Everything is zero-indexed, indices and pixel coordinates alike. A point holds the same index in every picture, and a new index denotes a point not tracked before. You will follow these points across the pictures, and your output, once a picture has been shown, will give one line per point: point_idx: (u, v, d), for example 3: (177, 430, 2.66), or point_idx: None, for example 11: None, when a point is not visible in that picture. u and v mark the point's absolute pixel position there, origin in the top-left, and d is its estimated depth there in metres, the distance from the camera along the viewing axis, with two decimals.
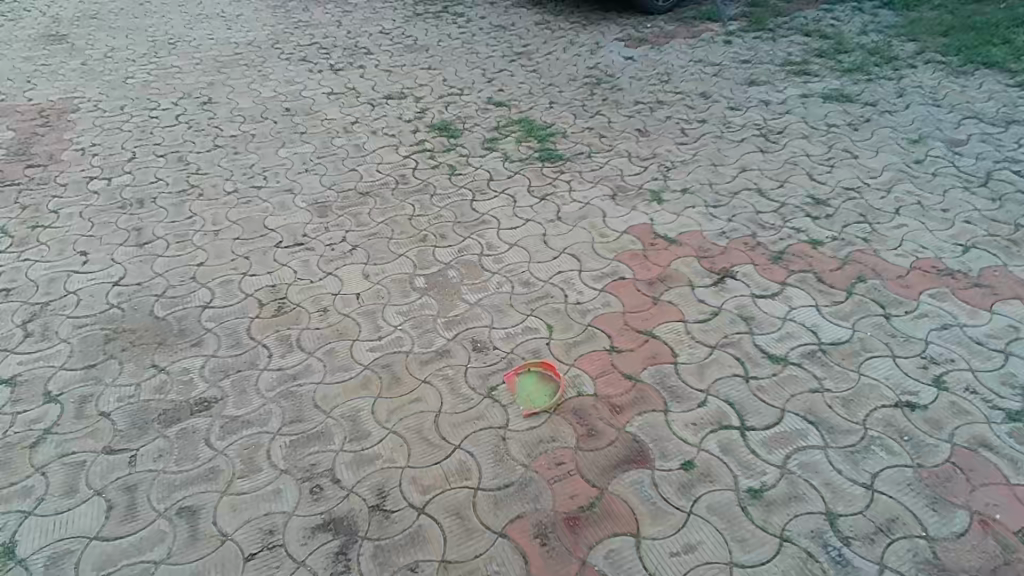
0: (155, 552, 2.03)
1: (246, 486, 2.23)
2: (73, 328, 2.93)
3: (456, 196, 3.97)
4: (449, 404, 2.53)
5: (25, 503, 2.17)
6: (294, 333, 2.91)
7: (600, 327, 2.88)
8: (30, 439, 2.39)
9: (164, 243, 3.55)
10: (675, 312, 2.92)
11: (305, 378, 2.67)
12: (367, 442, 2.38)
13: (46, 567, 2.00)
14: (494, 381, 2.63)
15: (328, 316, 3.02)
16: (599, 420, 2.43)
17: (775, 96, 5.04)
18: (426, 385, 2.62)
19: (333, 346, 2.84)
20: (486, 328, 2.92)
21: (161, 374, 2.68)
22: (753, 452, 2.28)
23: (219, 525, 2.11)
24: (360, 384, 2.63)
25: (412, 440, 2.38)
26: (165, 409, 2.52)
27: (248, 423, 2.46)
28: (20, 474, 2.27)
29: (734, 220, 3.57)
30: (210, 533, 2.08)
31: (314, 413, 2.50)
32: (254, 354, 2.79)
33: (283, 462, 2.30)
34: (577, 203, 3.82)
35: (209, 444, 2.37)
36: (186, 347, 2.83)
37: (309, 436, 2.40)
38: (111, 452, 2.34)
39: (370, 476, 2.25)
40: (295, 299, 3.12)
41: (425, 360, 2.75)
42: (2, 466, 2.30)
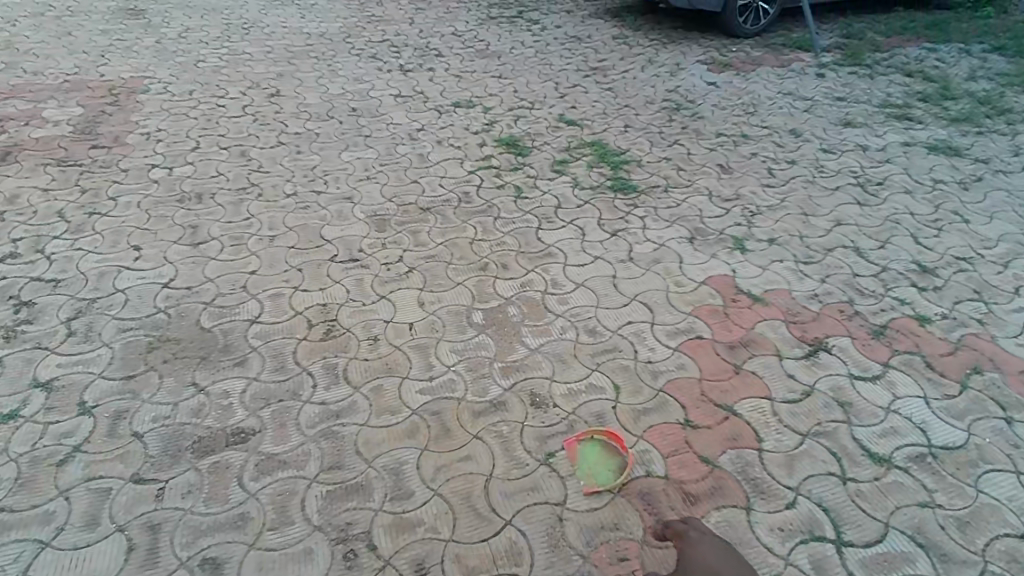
0: None
1: (275, 540, 2.02)
2: (116, 332, 2.81)
3: (522, 221, 3.73)
4: (501, 468, 2.29)
5: (44, 532, 2.02)
6: (341, 362, 2.72)
7: (672, 394, 2.60)
8: (59, 456, 2.25)
9: (218, 245, 3.43)
10: (759, 387, 2.62)
11: (349, 417, 2.47)
12: (409, 504, 2.15)
13: None
14: (553, 446, 2.38)
15: (378, 347, 2.82)
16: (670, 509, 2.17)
17: (873, 141, 4.64)
18: (478, 441, 2.39)
19: (381, 383, 2.64)
20: (547, 380, 2.67)
21: (200, 395, 2.52)
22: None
23: None
24: (408, 431, 2.42)
25: (459, 506, 2.15)
26: (199, 437, 2.35)
27: (284, 464, 2.26)
28: (43, 497, 2.12)
29: (828, 282, 3.23)
30: None
31: (354, 460, 2.29)
32: (299, 383, 2.61)
33: (317, 517, 2.09)
34: (652, 242, 3.54)
35: (242, 485, 2.18)
36: (228, 365, 2.68)
37: (348, 488, 2.19)
38: (140, 481, 2.17)
39: (410, 546, 2.03)
40: (346, 323, 2.95)
41: (479, 411, 2.52)
42: (26, 484, 2.16)
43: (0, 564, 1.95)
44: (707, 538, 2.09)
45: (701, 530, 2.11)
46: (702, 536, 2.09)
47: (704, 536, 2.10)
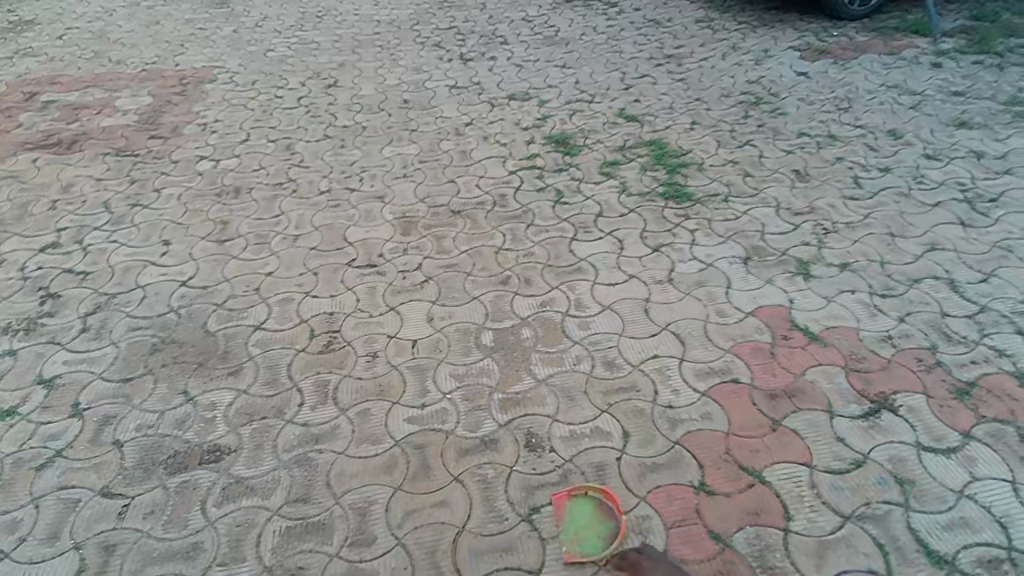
0: None
1: None
2: (126, 330, 2.83)
3: (556, 230, 3.42)
4: (476, 521, 2.04)
5: (8, 540, 2.02)
6: (334, 380, 2.58)
7: (690, 449, 2.23)
8: (40, 460, 2.26)
9: (242, 242, 3.39)
10: (798, 450, 2.20)
11: (328, 444, 2.31)
12: (368, 553, 1.97)
13: None
14: (539, 500, 2.10)
15: (375, 365, 2.65)
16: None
17: (991, 146, 3.90)
18: (457, 486, 2.15)
19: (370, 407, 2.46)
20: (548, 419, 2.38)
21: (187, 405, 2.47)
22: None
23: None
24: (385, 466, 2.22)
25: (420, 562, 1.94)
26: (175, 452, 2.28)
27: (250, 491, 2.14)
28: (16, 502, 2.13)
29: (908, 321, 2.70)
30: None
31: (323, 494, 2.13)
32: (286, 399, 2.49)
33: (269, 557, 1.95)
34: (698, 261, 3.12)
35: (203, 510, 2.08)
36: (222, 374, 2.60)
37: (309, 525, 2.04)
38: (108, 494, 2.13)
39: None
40: (348, 336, 2.80)
41: (466, 449, 2.28)
42: (6, 486, 2.18)
43: None
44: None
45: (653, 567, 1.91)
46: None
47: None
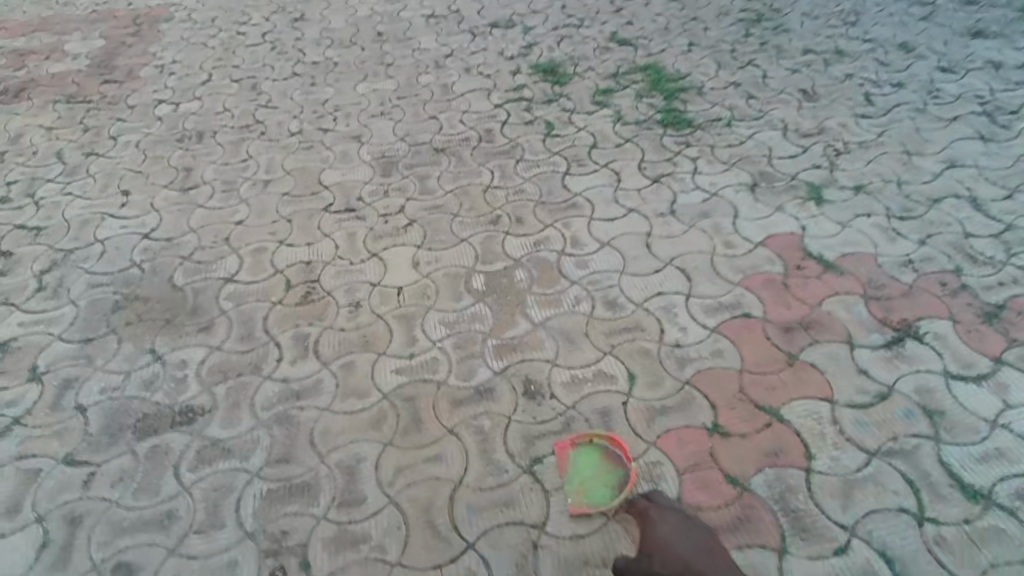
0: None
1: (198, 547, 1.74)
2: (86, 287, 2.60)
3: (547, 164, 3.18)
4: (474, 476, 1.89)
5: None
6: (314, 333, 2.38)
7: (701, 389, 2.07)
8: None
9: (209, 189, 3.13)
10: (818, 385, 2.04)
11: (310, 400, 2.13)
12: (358, 514, 1.81)
13: None
14: (541, 450, 1.95)
15: (358, 315, 2.45)
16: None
17: (1010, 56, 3.64)
18: (451, 439, 1.99)
19: (354, 359, 2.28)
20: (547, 365, 2.21)
21: (155, 365, 2.27)
22: None
23: None
24: (373, 421, 2.06)
25: (415, 522, 1.79)
26: (144, 415, 2.09)
27: (228, 453, 1.97)
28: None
29: (929, 244, 2.51)
30: None
31: (307, 453, 1.97)
32: (263, 354, 2.30)
33: (251, 522, 1.79)
34: (702, 191, 2.90)
35: (176, 475, 1.91)
36: (192, 330, 2.40)
37: (293, 487, 1.88)
38: (72, 462, 1.96)
39: (348, 568, 1.69)
40: (328, 285, 2.58)
41: (460, 399, 2.12)
42: None
43: None
44: (692, 550, 1.61)
45: (671, 529, 1.66)
46: (691, 547, 1.61)
47: (691, 553, 1.60)
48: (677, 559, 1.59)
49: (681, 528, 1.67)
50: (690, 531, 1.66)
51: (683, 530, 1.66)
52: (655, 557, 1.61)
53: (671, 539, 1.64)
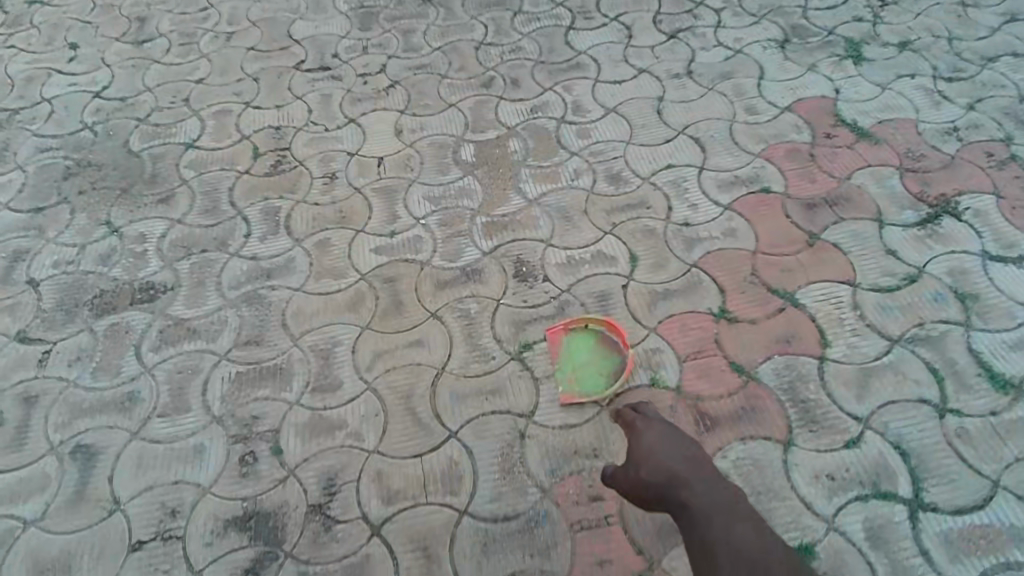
0: (26, 507, 1.51)
1: (162, 430, 1.62)
2: (33, 152, 2.33)
3: (549, 16, 2.77)
4: (458, 362, 1.75)
5: None
6: (285, 206, 2.15)
7: (710, 272, 1.89)
8: None
9: (165, 43, 2.76)
10: (840, 268, 1.85)
11: (281, 279, 1.95)
12: (333, 398, 1.68)
13: None
14: (532, 336, 1.79)
15: (334, 186, 2.21)
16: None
17: None
18: (434, 323, 1.84)
19: (330, 235, 2.07)
20: (541, 245, 2.01)
21: (112, 238, 2.06)
22: (924, 555, 1.40)
23: (114, 486, 1.52)
24: (350, 302, 1.89)
25: (395, 408, 1.66)
26: (101, 291, 1.92)
27: (193, 334, 1.82)
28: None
29: (979, 110, 2.21)
30: (100, 495, 1.51)
31: (278, 335, 1.82)
32: (230, 229, 2.09)
33: (219, 406, 1.66)
34: (725, 48, 2.53)
35: (138, 356, 1.77)
36: (151, 202, 2.17)
37: (263, 371, 1.74)
38: (24, 340, 1.81)
39: (323, 454, 1.57)
40: (300, 153, 2.32)
41: (445, 281, 1.94)
42: None
43: None
44: (681, 460, 1.33)
45: (659, 436, 1.40)
46: (679, 455, 1.34)
47: (678, 461, 1.33)
48: (660, 466, 1.32)
49: (675, 440, 1.40)
50: (682, 443, 1.39)
51: (674, 439, 1.39)
52: (637, 466, 1.36)
53: (656, 446, 1.38)
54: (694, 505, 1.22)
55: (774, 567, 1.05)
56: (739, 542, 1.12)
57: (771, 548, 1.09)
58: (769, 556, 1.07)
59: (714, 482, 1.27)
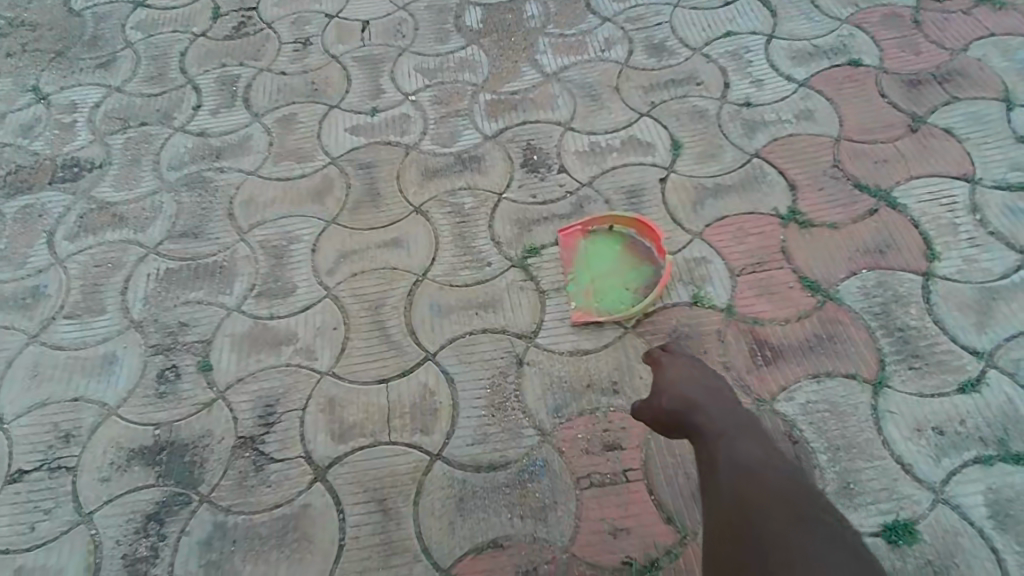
0: None
1: (68, 335, 1.29)
2: None
3: None
4: (443, 268, 1.35)
5: None
6: (245, 76, 1.74)
7: (778, 165, 1.44)
8: None
9: None
10: (952, 162, 1.40)
11: (232, 161, 1.56)
12: (282, 306, 1.31)
13: None
14: (540, 238, 1.39)
15: (306, 55, 1.78)
16: (714, 362, 1.21)
17: None
18: (417, 219, 1.43)
19: (296, 110, 1.66)
20: (558, 128, 1.57)
21: (37, 107, 1.68)
22: None
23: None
24: (314, 192, 1.49)
25: (358, 321, 1.29)
26: (17, 168, 1.56)
27: (118, 222, 1.45)
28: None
29: None
30: None
31: (222, 227, 1.44)
32: (177, 101, 1.69)
33: (140, 310, 1.32)
34: None
35: (50, 245, 1.42)
36: (87, 67, 1.77)
37: (198, 270, 1.37)
38: None
39: (261, 374, 1.22)
40: (268, 15, 1.88)
41: (435, 169, 1.52)
42: None
43: None
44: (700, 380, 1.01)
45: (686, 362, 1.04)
46: (711, 383, 0.98)
47: (702, 388, 0.97)
48: (677, 390, 0.98)
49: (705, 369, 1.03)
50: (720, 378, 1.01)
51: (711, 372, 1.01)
52: (656, 396, 1.00)
53: (680, 372, 1.01)
54: (710, 428, 0.91)
55: (781, 490, 0.80)
56: (749, 461, 0.84)
57: (784, 471, 0.83)
58: (780, 478, 0.82)
59: (736, 401, 0.96)
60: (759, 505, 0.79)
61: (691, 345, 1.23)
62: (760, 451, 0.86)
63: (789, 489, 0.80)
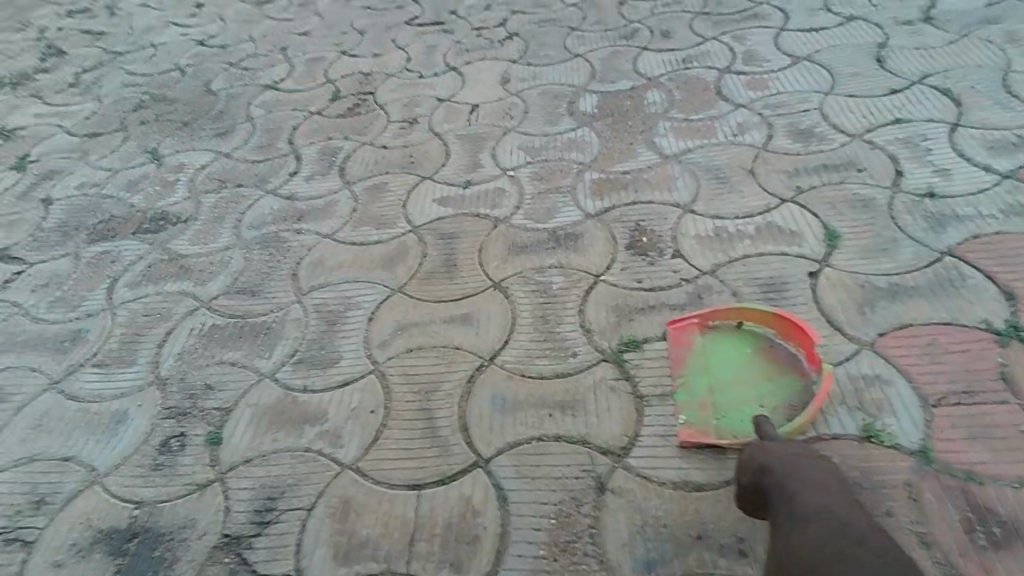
0: None
1: (89, 385, 1.14)
2: (119, 86, 2.05)
3: None
4: (517, 354, 1.08)
5: None
6: (346, 148, 1.69)
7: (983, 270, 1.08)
8: None
9: None
10: None
11: (311, 224, 1.44)
12: (318, 378, 1.09)
13: None
14: (643, 330, 1.09)
15: (410, 132, 1.71)
16: (903, 529, 0.82)
17: None
18: (494, 296, 1.19)
19: (387, 180, 1.55)
20: (677, 210, 1.31)
21: (150, 166, 1.72)
22: None
23: None
24: (385, 258, 1.31)
25: (401, 406, 1.03)
26: (111, 217, 1.55)
27: (182, 274, 1.36)
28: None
29: None
30: None
31: (280, 287, 1.29)
32: (276, 167, 1.66)
33: (169, 366, 1.15)
34: None
35: (111, 291, 1.34)
36: (206, 136, 1.81)
37: (241, 329, 1.20)
38: (6, 258, 1.46)
39: (273, 456, 0.98)
40: (383, 99, 1.87)
41: (524, 244, 1.30)
42: None
43: None
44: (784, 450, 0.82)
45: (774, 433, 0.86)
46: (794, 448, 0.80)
47: (785, 454, 0.79)
48: (748, 456, 0.82)
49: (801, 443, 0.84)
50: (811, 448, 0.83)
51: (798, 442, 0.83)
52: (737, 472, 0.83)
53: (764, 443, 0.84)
54: (779, 492, 0.74)
55: (836, 541, 0.63)
56: (810, 515, 0.68)
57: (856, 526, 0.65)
58: (842, 529, 0.65)
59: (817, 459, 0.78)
60: (811, 556, 0.63)
61: (864, 500, 0.85)
62: (829, 504, 0.69)
63: (850, 530, 0.64)
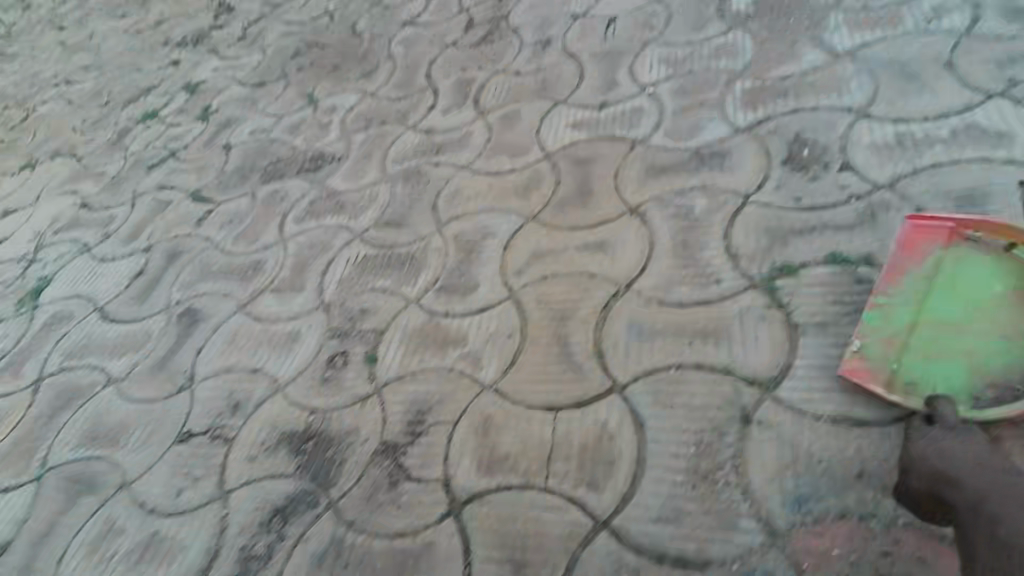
0: (115, 366, 1.31)
1: (269, 309, 1.30)
2: (279, 36, 2.20)
3: None
4: (655, 280, 1.04)
5: (94, 236, 1.67)
6: (482, 77, 1.68)
7: None
8: (153, 159, 1.86)
9: None
10: None
11: (450, 156, 1.48)
12: (459, 303, 1.13)
13: (46, 325, 1.46)
14: (799, 255, 1.00)
15: (544, 55, 1.66)
16: None
17: None
18: (631, 221, 1.15)
19: (522, 106, 1.52)
20: (845, 118, 1.15)
21: (308, 109, 1.85)
22: None
23: (198, 360, 1.25)
24: (521, 186, 1.31)
25: (538, 331, 1.05)
26: (278, 159, 1.71)
27: (339, 208, 1.47)
28: (118, 200, 1.76)
29: None
30: (181, 366, 1.25)
31: (424, 218, 1.34)
32: (417, 102, 1.70)
33: (331, 292, 1.27)
34: None
35: (281, 226, 1.49)
36: (354, 77, 1.90)
37: (390, 258, 1.28)
38: (198, 199, 1.67)
39: (421, 374, 1.06)
40: (517, 21, 1.82)
41: (664, 165, 1.22)
42: (116, 183, 1.82)
43: (46, 259, 1.65)
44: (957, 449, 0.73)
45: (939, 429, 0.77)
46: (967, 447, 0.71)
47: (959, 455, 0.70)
48: (916, 458, 0.73)
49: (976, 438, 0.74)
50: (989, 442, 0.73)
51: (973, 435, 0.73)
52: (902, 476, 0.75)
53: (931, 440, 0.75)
54: (965, 504, 0.65)
55: None
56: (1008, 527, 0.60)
57: None
58: None
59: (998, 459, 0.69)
60: None
61: None
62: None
63: None
